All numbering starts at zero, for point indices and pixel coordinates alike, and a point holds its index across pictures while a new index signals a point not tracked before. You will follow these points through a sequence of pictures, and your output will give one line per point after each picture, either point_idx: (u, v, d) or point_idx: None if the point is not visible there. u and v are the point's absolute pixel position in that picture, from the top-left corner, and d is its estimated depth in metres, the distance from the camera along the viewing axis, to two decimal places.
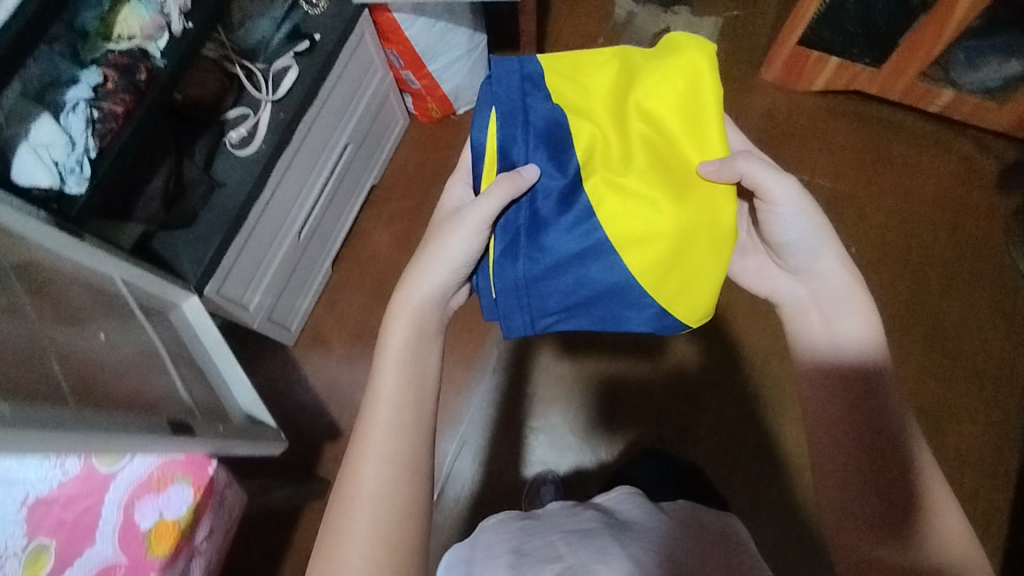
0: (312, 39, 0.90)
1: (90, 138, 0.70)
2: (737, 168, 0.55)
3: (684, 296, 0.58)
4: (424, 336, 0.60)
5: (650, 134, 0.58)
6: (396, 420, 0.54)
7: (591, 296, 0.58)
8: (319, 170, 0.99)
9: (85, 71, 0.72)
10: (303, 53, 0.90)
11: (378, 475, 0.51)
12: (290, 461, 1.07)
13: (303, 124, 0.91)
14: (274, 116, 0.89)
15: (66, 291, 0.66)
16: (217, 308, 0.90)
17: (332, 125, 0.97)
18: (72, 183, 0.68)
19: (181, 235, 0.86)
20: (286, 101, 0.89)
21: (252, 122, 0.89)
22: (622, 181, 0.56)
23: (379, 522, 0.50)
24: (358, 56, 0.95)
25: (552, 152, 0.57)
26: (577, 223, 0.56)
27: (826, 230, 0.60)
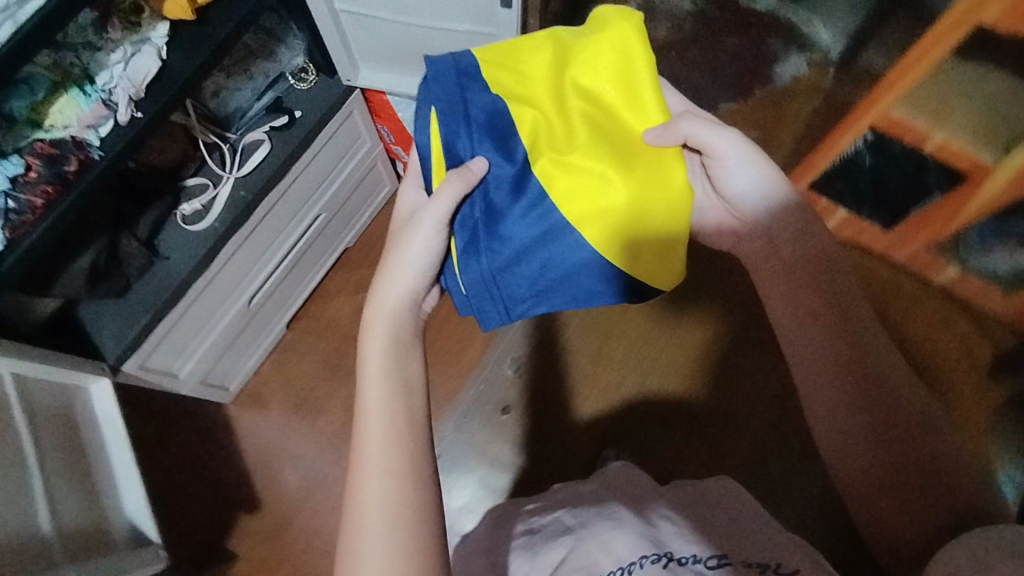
0: (292, 115, 0.89)
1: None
2: (680, 130, 0.55)
3: (644, 257, 0.59)
4: (405, 345, 0.54)
5: (590, 110, 0.58)
6: (392, 430, 0.48)
7: (558, 281, 0.59)
8: (288, 235, 0.97)
9: (4, 160, 0.69)
10: (279, 128, 0.89)
11: (384, 486, 0.44)
12: (198, 524, 1.01)
13: (270, 198, 0.89)
14: (234, 193, 0.87)
15: None
16: (138, 380, 0.89)
17: (306, 194, 0.95)
18: None
19: (109, 306, 0.86)
20: (250, 177, 0.87)
21: (210, 195, 0.87)
22: (568, 157, 0.57)
23: (392, 532, 0.42)
24: (345, 129, 0.95)
25: (498, 143, 0.57)
26: (529, 210, 0.57)
27: (767, 167, 0.57)
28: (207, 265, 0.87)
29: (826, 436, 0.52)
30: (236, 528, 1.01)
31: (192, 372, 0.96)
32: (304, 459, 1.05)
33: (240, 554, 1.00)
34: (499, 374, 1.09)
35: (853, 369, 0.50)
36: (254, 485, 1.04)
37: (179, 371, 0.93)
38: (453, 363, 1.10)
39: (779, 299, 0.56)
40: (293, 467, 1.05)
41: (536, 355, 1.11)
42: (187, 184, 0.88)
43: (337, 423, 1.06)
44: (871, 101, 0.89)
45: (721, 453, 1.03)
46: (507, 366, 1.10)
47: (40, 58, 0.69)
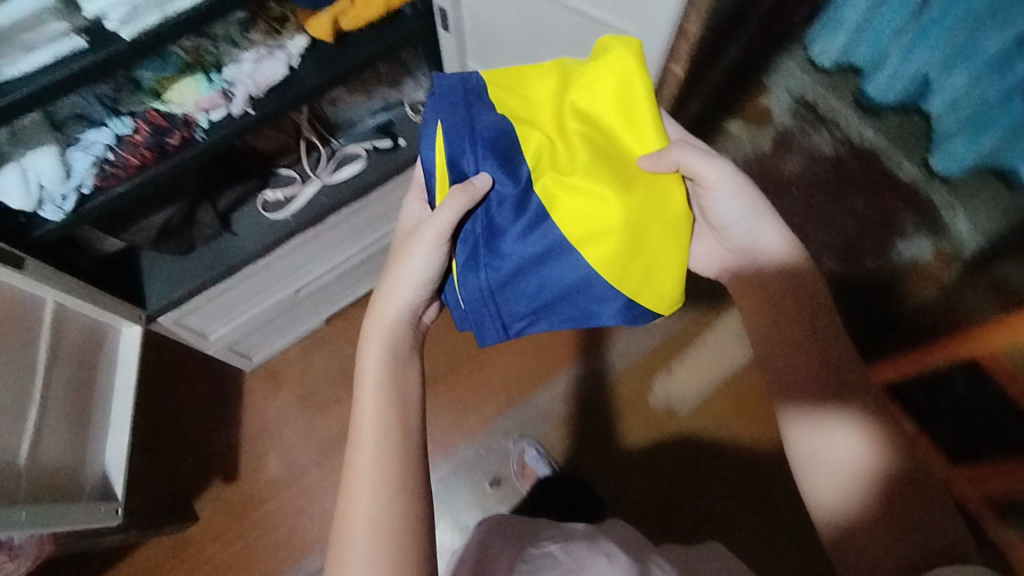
0: (395, 142, 0.95)
1: (89, 176, 0.74)
2: (671, 159, 0.56)
3: (649, 283, 0.58)
4: (402, 362, 0.56)
5: (589, 131, 0.57)
6: (383, 438, 0.49)
7: (558, 303, 0.58)
8: (351, 245, 1.02)
9: (117, 120, 0.76)
10: (381, 149, 0.95)
11: (374, 499, 0.45)
12: (180, 475, 1.05)
13: (342, 213, 0.94)
14: (315, 196, 0.92)
15: None
16: (171, 333, 0.93)
17: (377, 217, 1.00)
18: (48, 211, 0.72)
19: (169, 262, 0.91)
20: (335, 187, 0.92)
21: (293, 191, 0.92)
22: (569, 180, 0.55)
23: (379, 540, 0.43)
24: None
25: (502, 160, 0.55)
26: (527, 229, 0.55)
27: (751, 198, 0.60)
28: (266, 254, 0.91)
29: (806, 467, 0.53)
30: (206, 493, 1.05)
31: (222, 338, 0.99)
32: (290, 451, 1.08)
33: (200, 518, 1.03)
34: (507, 428, 1.11)
35: (850, 407, 0.53)
36: (240, 456, 1.07)
37: (211, 333, 0.97)
38: (463, 413, 1.12)
39: (764, 320, 0.60)
40: (278, 455, 1.07)
41: (544, 437, 1.10)
42: (276, 172, 0.94)
43: (333, 430, 1.09)
44: (986, 334, 0.79)
45: (715, 510, 1.06)
46: (511, 439, 1.10)
47: (182, 42, 0.77)
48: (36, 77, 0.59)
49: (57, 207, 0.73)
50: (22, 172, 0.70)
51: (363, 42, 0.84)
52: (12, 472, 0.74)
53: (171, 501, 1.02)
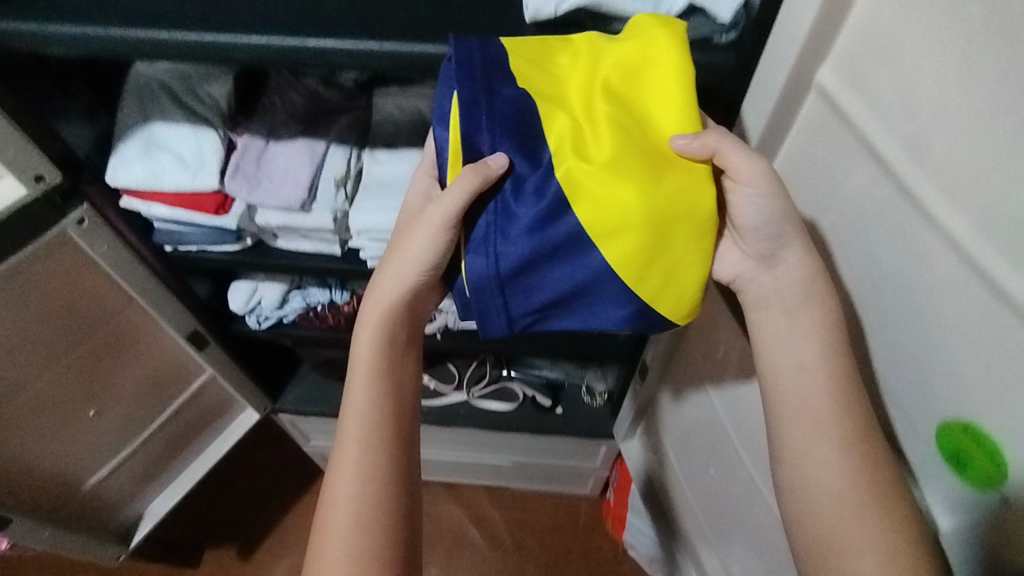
0: (554, 406, 1.09)
1: (293, 314, 0.93)
2: (708, 143, 0.44)
3: (669, 291, 0.45)
4: (400, 358, 0.54)
5: (619, 108, 0.45)
6: (374, 433, 0.51)
7: (572, 297, 0.47)
8: (480, 455, 1.15)
9: (338, 291, 0.91)
10: (540, 403, 1.08)
11: (360, 489, 0.49)
12: (211, 534, 1.14)
13: (460, 427, 1.08)
14: (457, 404, 1.09)
15: (158, 350, 0.87)
16: (287, 425, 1.11)
17: (506, 447, 1.11)
18: (252, 319, 0.94)
19: (323, 380, 1.10)
20: (481, 411, 1.08)
21: (443, 388, 1.08)
22: (593, 168, 0.43)
23: (359, 533, 0.48)
24: (582, 447, 1.10)
25: (521, 142, 0.45)
26: (537, 222, 0.45)
27: (794, 227, 0.47)
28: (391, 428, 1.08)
29: None
30: (216, 554, 1.12)
31: (319, 447, 1.15)
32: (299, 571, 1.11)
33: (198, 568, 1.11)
34: None
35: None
36: (266, 545, 1.13)
37: (311, 441, 1.14)
38: None
39: (815, 464, 0.48)
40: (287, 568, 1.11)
41: None
42: (445, 364, 1.12)
43: None
44: None
45: None
46: None
47: None
48: (296, 255, 0.81)
49: (258, 320, 0.93)
50: (254, 291, 0.91)
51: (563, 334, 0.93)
52: (70, 484, 0.86)
53: (186, 546, 1.12)
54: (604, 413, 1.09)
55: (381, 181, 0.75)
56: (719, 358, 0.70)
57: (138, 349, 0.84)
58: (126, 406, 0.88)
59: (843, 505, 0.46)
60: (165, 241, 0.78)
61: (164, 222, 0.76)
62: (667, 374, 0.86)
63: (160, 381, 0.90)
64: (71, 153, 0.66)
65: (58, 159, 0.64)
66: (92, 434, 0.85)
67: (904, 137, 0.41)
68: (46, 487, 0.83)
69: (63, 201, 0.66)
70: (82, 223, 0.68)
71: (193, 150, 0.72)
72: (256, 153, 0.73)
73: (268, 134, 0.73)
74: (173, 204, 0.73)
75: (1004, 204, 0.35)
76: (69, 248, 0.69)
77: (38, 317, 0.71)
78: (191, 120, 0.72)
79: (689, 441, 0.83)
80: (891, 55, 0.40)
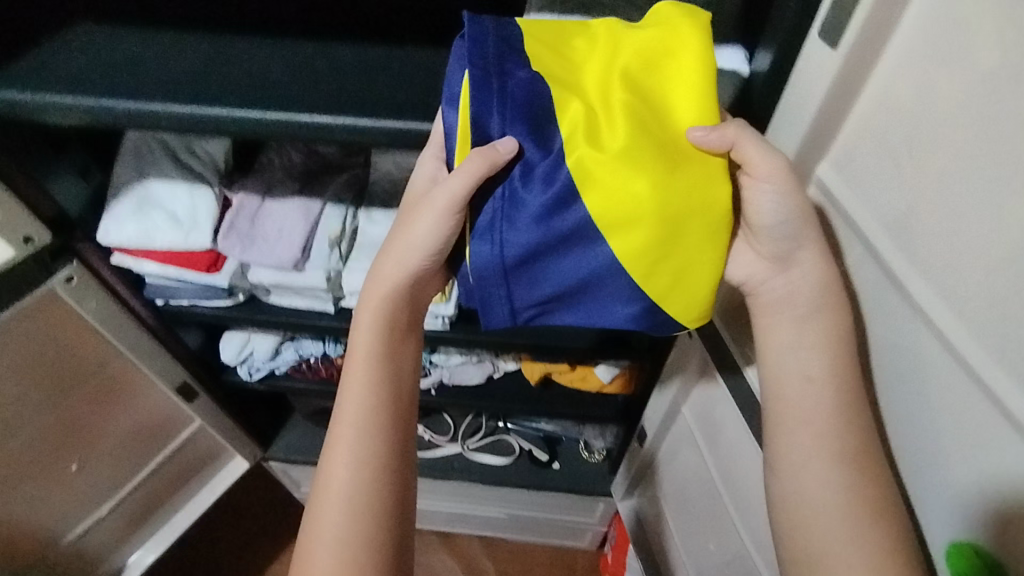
0: (550, 461, 1.07)
1: (285, 365, 0.92)
2: (726, 136, 0.43)
3: (677, 287, 0.45)
4: (399, 349, 0.51)
5: (637, 95, 0.44)
6: (371, 420, 0.48)
7: (578, 290, 0.46)
8: (474, 507, 1.11)
9: (331, 344, 0.90)
10: (537, 457, 1.07)
11: (354, 477, 0.47)
12: None
13: (453, 480, 1.05)
14: (451, 455, 1.07)
15: (143, 400, 0.85)
16: (277, 473, 1.09)
17: (501, 500, 1.08)
18: (243, 370, 0.92)
19: (315, 430, 1.08)
20: (475, 464, 1.06)
21: (437, 440, 1.07)
22: (605, 156, 0.42)
23: (352, 521, 0.46)
24: (578, 503, 1.07)
25: (533, 126, 0.44)
26: (544, 213, 0.44)
27: (811, 234, 0.45)
28: None
29: None
30: None
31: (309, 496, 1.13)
32: None
33: None
34: None
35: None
36: None
37: (300, 489, 1.12)
38: None
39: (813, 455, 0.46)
40: None
41: None
42: (440, 414, 1.11)
43: None
44: None
45: None
46: None
47: None
48: (288, 311, 0.80)
49: (249, 372, 0.92)
50: (246, 342, 0.89)
51: (559, 394, 0.93)
52: (47, 541, 0.83)
53: None
54: (601, 469, 1.07)
55: (377, 242, 0.74)
56: (714, 414, 0.69)
57: (122, 404, 0.83)
58: (110, 461, 0.86)
59: (838, 511, 0.44)
60: (156, 296, 0.77)
61: (156, 278, 0.76)
62: (667, 433, 0.84)
63: (146, 436, 0.88)
64: (64, 212, 0.66)
65: (47, 217, 0.64)
66: (74, 489, 0.83)
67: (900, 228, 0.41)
68: (22, 546, 0.80)
69: (52, 259, 0.66)
70: (71, 280, 0.68)
71: (187, 208, 0.71)
72: (251, 211, 0.72)
73: (265, 191, 0.73)
74: (163, 262, 0.73)
75: (994, 307, 0.35)
76: (58, 305, 0.69)
77: (23, 372, 0.70)
78: (187, 177, 0.71)
79: (682, 499, 0.82)
80: (897, 143, 0.41)
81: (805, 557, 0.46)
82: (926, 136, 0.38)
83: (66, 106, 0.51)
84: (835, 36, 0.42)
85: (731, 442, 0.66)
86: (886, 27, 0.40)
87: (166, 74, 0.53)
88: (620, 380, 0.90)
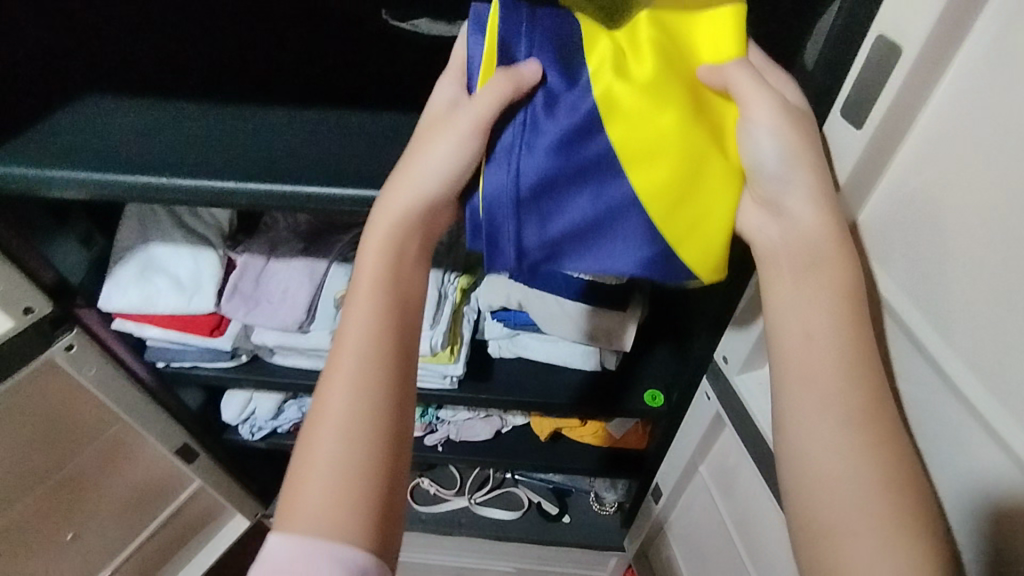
0: (561, 515, 1.03)
1: (287, 424, 0.91)
2: (726, 73, 0.41)
3: (693, 231, 0.42)
4: (412, 282, 0.45)
5: (666, 31, 0.42)
6: (376, 357, 0.43)
7: (587, 232, 0.43)
8: (483, 564, 1.08)
9: None
10: (547, 511, 1.03)
11: (355, 417, 0.42)
12: None
13: (460, 536, 1.02)
14: (457, 510, 1.04)
15: (139, 464, 0.83)
16: None
17: (510, 557, 1.05)
18: (244, 429, 0.90)
19: None
20: (482, 519, 1.03)
21: (442, 495, 1.04)
22: (630, 86, 0.40)
23: (352, 464, 0.41)
24: (591, 559, 1.03)
25: (560, 57, 0.42)
26: (563, 142, 0.41)
27: (813, 188, 0.40)
28: None
29: None
30: None
31: None
32: None
33: None
34: None
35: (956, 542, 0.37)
36: None
37: None
38: None
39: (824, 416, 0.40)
40: None
41: None
42: (446, 467, 1.08)
43: None
44: None
45: None
46: None
47: None
48: (291, 370, 0.79)
49: (251, 431, 0.90)
50: (248, 401, 0.88)
51: (569, 448, 0.91)
52: None
53: None
54: (614, 522, 1.03)
55: None
56: (730, 467, 0.66)
57: (118, 468, 0.81)
58: (106, 528, 0.83)
59: (854, 486, 0.38)
60: (157, 358, 0.76)
61: (158, 340, 0.74)
62: (680, 489, 0.80)
63: (144, 500, 0.86)
64: (64, 280, 0.65)
65: (47, 286, 0.63)
66: (69, 559, 0.80)
67: (931, 308, 0.38)
68: None
69: (52, 328, 0.65)
70: (70, 347, 0.67)
71: (190, 271, 0.69)
72: (256, 272, 0.70)
73: (269, 252, 0.71)
74: (165, 326, 0.71)
75: None
76: (57, 372, 0.68)
77: (19, 440, 0.68)
78: (190, 240, 0.70)
79: (696, 558, 0.78)
80: (929, 194, 0.37)
81: (808, 532, 0.39)
82: (961, 209, 0.35)
83: (70, 179, 0.49)
84: (860, 80, 0.39)
85: (749, 497, 0.63)
86: (914, 102, 0.37)
87: (172, 146, 0.51)
88: (633, 434, 0.89)
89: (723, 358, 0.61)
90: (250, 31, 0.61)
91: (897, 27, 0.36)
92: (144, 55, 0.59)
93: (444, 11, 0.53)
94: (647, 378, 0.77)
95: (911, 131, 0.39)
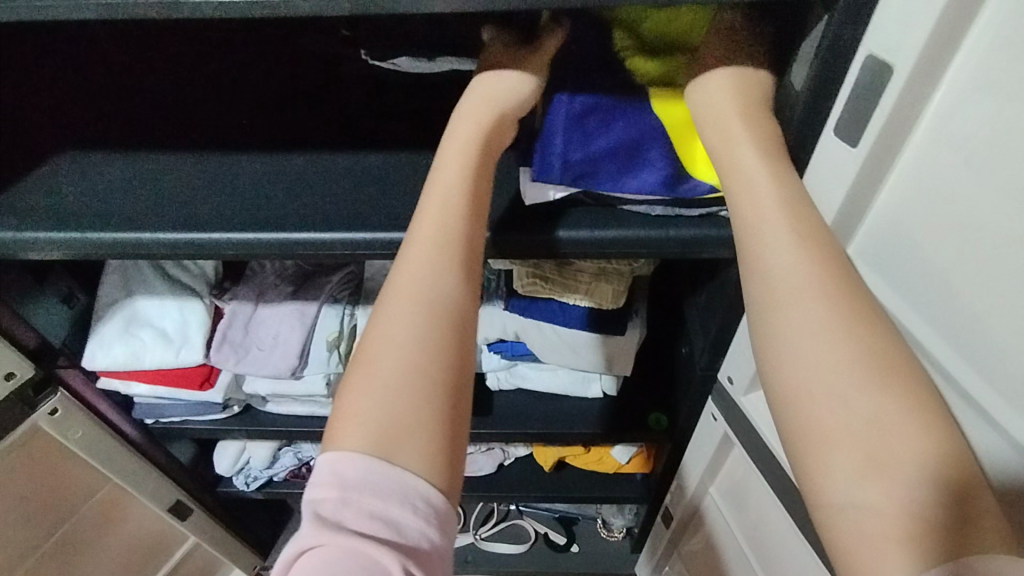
0: (568, 543, 1.02)
1: (282, 471, 0.89)
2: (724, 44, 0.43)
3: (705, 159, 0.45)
4: (484, 177, 0.41)
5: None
6: (451, 240, 0.38)
7: (623, 152, 0.45)
8: None
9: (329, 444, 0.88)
10: (552, 540, 1.02)
11: (423, 297, 0.36)
12: None
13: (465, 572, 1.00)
14: (462, 546, 1.02)
15: (133, 524, 0.81)
16: None
17: None
18: (238, 480, 0.88)
19: None
20: (489, 553, 1.01)
21: None
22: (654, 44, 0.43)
23: (415, 347, 0.35)
24: None
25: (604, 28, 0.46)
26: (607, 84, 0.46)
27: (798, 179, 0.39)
28: None
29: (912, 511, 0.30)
30: None
31: None
32: None
33: None
34: None
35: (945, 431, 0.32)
36: None
37: None
38: None
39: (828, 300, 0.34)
40: None
41: None
42: None
43: None
44: None
45: None
46: None
47: None
48: (286, 418, 0.78)
49: (246, 481, 0.88)
50: (241, 451, 0.86)
51: (573, 476, 0.90)
52: None
53: None
54: (623, 547, 1.02)
55: None
56: (742, 487, 0.65)
57: (111, 528, 0.79)
58: None
59: (852, 357, 0.32)
60: (145, 416, 0.74)
61: (146, 397, 0.73)
62: (688, 511, 0.79)
63: (140, 559, 0.84)
64: (46, 342, 0.64)
65: (29, 350, 0.62)
66: None
67: (942, 323, 0.37)
68: None
69: (35, 394, 0.64)
70: (55, 412, 0.66)
71: (177, 324, 0.68)
72: (245, 320, 0.69)
73: (257, 298, 0.70)
74: (153, 381, 0.70)
75: None
76: (41, 436, 0.67)
77: (6, 509, 0.67)
78: (176, 292, 0.69)
79: None
80: (932, 211, 0.37)
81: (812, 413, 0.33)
82: (965, 224, 0.34)
83: (51, 240, 0.49)
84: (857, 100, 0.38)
85: (760, 516, 0.62)
86: (910, 117, 0.37)
87: (155, 202, 0.51)
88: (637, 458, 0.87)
89: (727, 381, 0.61)
90: (233, 82, 0.61)
91: (887, 45, 0.36)
92: (125, 113, 0.58)
93: (428, 50, 0.53)
94: (649, 402, 0.76)
95: (908, 146, 0.38)
